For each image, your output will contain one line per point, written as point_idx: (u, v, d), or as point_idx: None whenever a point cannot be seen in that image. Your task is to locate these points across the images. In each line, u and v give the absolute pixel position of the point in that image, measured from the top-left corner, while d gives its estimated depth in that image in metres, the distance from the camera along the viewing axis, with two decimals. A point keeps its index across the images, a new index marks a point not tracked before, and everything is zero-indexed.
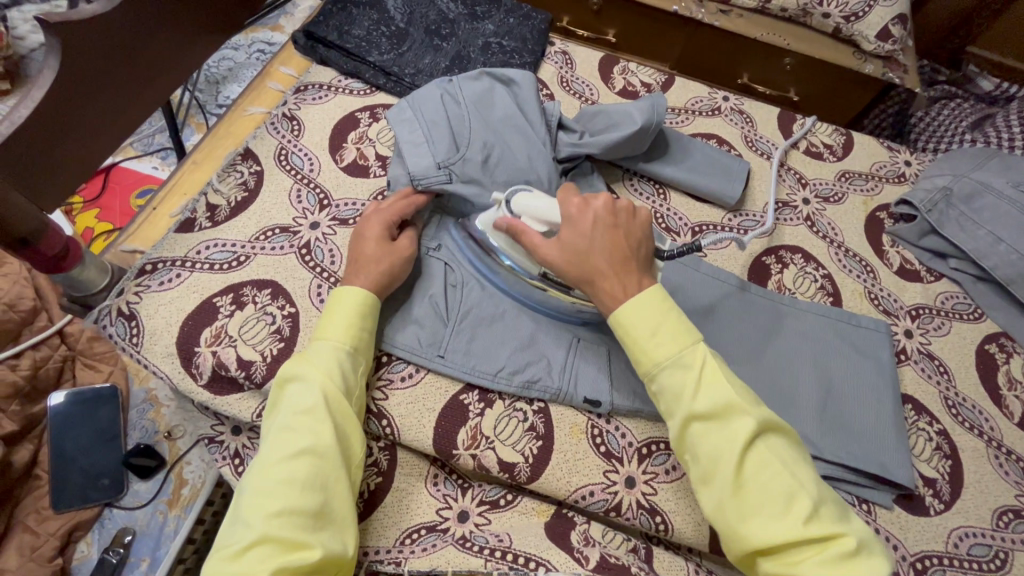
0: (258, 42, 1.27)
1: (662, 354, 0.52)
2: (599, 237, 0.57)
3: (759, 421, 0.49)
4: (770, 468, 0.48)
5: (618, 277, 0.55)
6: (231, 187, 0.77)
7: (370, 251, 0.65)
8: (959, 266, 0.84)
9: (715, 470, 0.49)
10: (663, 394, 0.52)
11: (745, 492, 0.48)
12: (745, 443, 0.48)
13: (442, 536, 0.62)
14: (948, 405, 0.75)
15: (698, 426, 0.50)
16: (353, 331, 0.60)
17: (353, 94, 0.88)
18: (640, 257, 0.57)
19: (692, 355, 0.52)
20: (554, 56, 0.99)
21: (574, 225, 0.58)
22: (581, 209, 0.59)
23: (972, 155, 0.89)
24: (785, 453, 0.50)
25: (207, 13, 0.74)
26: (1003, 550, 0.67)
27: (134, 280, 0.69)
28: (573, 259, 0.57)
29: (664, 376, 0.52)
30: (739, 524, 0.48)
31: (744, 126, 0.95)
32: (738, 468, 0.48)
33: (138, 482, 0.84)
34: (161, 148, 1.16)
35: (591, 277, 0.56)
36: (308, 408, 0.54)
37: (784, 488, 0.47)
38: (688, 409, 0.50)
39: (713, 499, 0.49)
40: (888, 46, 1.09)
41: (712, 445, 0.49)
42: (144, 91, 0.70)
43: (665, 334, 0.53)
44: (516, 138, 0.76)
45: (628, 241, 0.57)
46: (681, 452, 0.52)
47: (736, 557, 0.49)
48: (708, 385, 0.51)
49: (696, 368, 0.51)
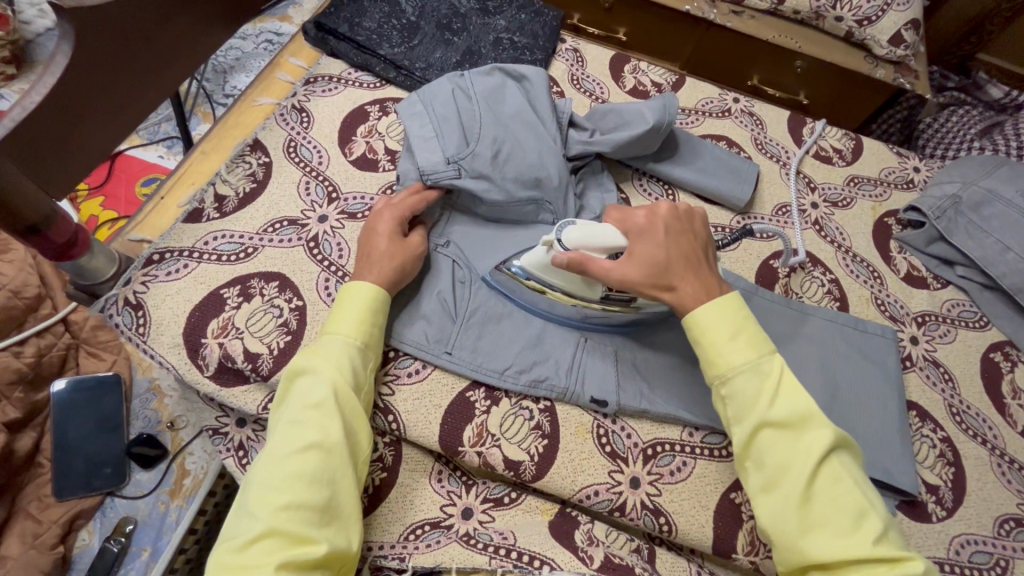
0: (267, 32, 1.26)
1: (739, 361, 0.54)
2: (673, 246, 0.58)
3: (834, 436, 0.51)
4: (841, 485, 0.50)
5: (696, 283, 0.57)
6: (239, 178, 0.77)
7: (380, 246, 0.64)
8: (966, 274, 0.85)
9: (783, 479, 0.51)
10: (734, 399, 0.54)
11: (812, 504, 0.50)
12: (820, 456, 0.50)
13: (446, 533, 0.62)
14: (952, 412, 0.75)
15: (771, 433, 0.52)
16: (364, 326, 0.59)
17: (363, 87, 0.87)
18: (709, 260, 0.60)
19: (769, 365, 0.54)
20: (565, 53, 0.98)
21: (645, 238, 0.59)
22: (648, 219, 0.60)
23: (982, 161, 0.89)
24: (854, 472, 0.52)
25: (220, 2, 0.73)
26: (1004, 558, 0.67)
27: (142, 269, 0.69)
28: (655, 272, 0.57)
29: (737, 381, 0.54)
30: (803, 535, 0.49)
31: (754, 128, 0.95)
32: (811, 480, 0.50)
33: (140, 471, 0.84)
34: (167, 136, 1.15)
35: (673, 283, 0.57)
36: (317, 402, 0.54)
37: (853, 505, 0.49)
38: (763, 415, 0.52)
39: (777, 506, 0.51)
40: (900, 51, 1.09)
41: (784, 453, 0.51)
42: (156, 79, 0.69)
43: (743, 343, 0.55)
44: (526, 134, 0.75)
45: (695, 246, 0.60)
46: (743, 458, 0.54)
47: (787, 568, 0.51)
48: (785, 396, 0.53)
49: (773, 378, 0.53)
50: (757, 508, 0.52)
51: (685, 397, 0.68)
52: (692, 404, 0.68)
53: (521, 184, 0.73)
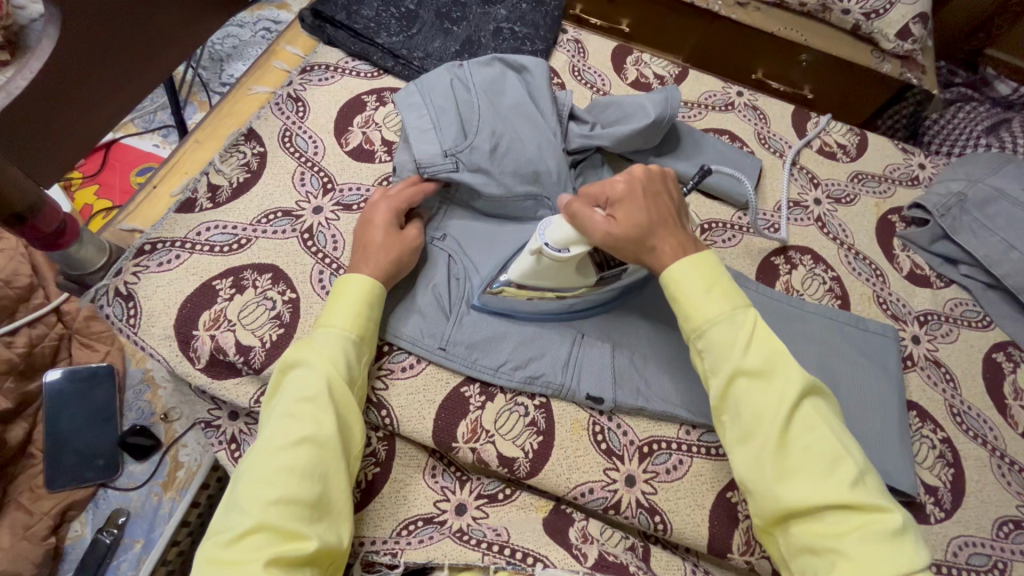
0: (264, 20, 1.24)
1: (713, 311, 0.53)
2: (653, 211, 0.57)
3: (808, 383, 0.51)
4: (818, 435, 0.49)
5: (676, 242, 0.56)
6: (233, 168, 0.75)
7: (376, 239, 0.63)
8: (970, 272, 0.83)
9: (758, 428, 0.50)
10: (710, 350, 0.53)
11: (787, 452, 0.49)
12: (794, 403, 0.49)
13: (439, 528, 0.61)
14: (952, 412, 0.74)
15: (745, 382, 0.51)
16: (359, 320, 0.59)
17: (360, 76, 0.86)
18: (685, 219, 0.59)
19: (743, 315, 0.53)
20: (566, 44, 0.96)
21: (626, 201, 0.56)
22: (627, 185, 0.57)
23: (988, 159, 0.88)
24: (831, 419, 0.51)
25: None
26: (1002, 560, 0.66)
27: (133, 259, 0.68)
28: (637, 239, 0.56)
29: (712, 331, 0.53)
30: (777, 484, 0.48)
31: (757, 122, 0.93)
32: (785, 427, 0.49)
33: (134, 463, 0.84)
34: (163, 125, 1.14)
35: (653, 244, 0.56)
36: (311, 396, 0.53)
37: (829, 452, 0.48)
38: (738, 364, 0.51)
39: (753, 455, 0.50)
40: (907, 45, 1.07)
41: (759, 402, 0.50)
42: (147, 65, 0.68)
43: (717, 294, 0.54)
44: (526, 127, 0.74)
45: (673, 206, 0.59)
46: (720, 410, 0.53)
47: (763, 519, 0.50)
48: (759, 343, 0.52)
49: (747, 326, 0.52)
50: (734, 459, 0.51)
51: (682, 395, 0.67)
52: (690, 402, 0.67)
53: (519, 177, 0.72)
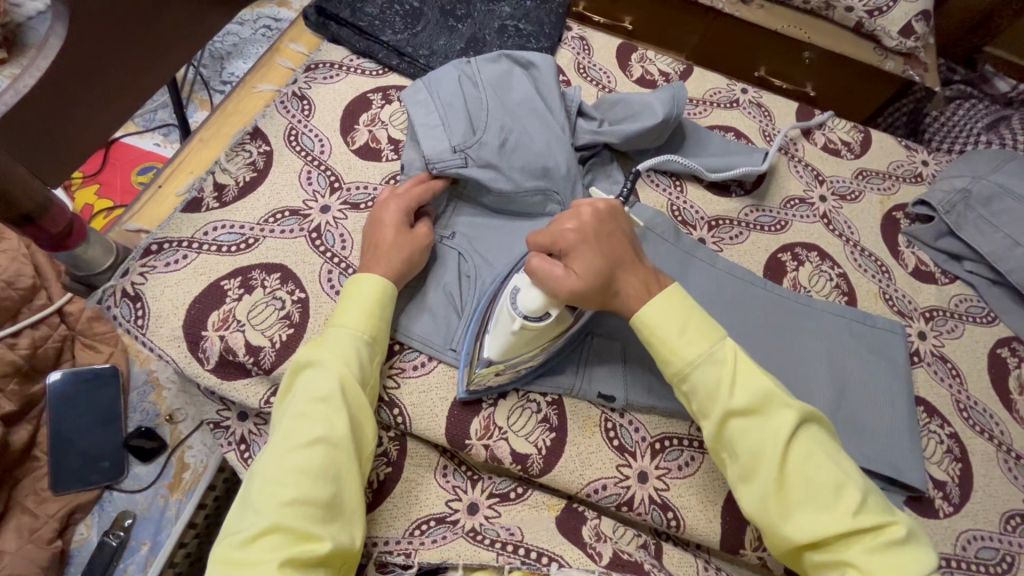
0: (264, 18, 1.23)
1: (693, 352, 0.53)
2: (610, 254, 0.56)
3: (797, 414, 0.51)
4: (812, 462, 0.50)
5: (638, 279, 0.56)
6: (239, 167, 0.75)
7: (387, 237, 0.63)
8: (974, 269, 0.84)
9: (756, 468, 0.50)
10: (697, 393, 0.53)
11: (788, 487, 0.49)
12: (788, 437, 0.50)
13: (452, 528, 0.61)
14: (959, 407, 0.75)
15: (737, 423, 0.51)
16: (371, 319, 0.58)
17: (365, 74, 0.85)
18: (639, 251, 0.59)
19: (722, 352, 0.53)
20: (571, 42, 0.96)
21: (578, 250, 0.55)
22: (579, 233, 0.56)
23: (992, 155, 0.88)
24: (824, 442, 0.52)
25: None
26: (1010, 554, 0.67)
27: (140, 260, 0.67)
28: (599, 284, 0.55)
29: (697, 374, 0.53)
30: (783, 519, 0.49)
31: (762, 119, 0.93)
32: (781, 464, 0.49)
33: (139, 465, 0.83)
34: (163, 124, 1.13)
35: (613, 287, 0.55)
36: (324, 396, 0.52)
37: (831, 478, 0.49)
38: (726, 406, 0.51)
39: (756, 495, 0.50)
40: (910, 43, 1.08)
41: (751, 443, 0.50)
42: (154, 63, 0.68)
43: (693, 334, 0.54)
44: (534, 123, 0.74)
45: (627, 240, 0.58)
46: (716, 450, 0.53)
47: (778, 550, 0.51)
48: (743, 380, 0.52)
49: (728, 366, 0.52)
50: (740, 499, 0.51)
51: None
52: None
53: (528, 173, 0.72)
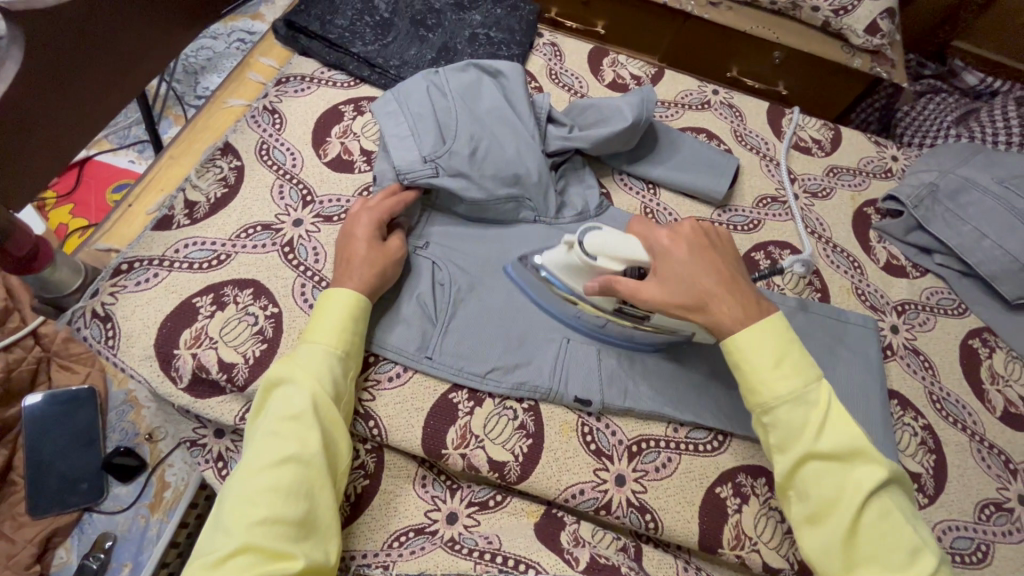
0: (238, 32, 1.22)
1: (784, 389, 0.53)
2: (700, 265, 0.56)
3: (885, 471, 0.51)
4: (890, 520, 0.50)
5: (734, 302, 0.55)
6: (210, 183, 0.75)
7: (358, 250, 0.63)
8: (945, 261, 0.85)
9: (828, 512, 0.50)
10: (777, 428, 0.53)
11: (858, 538, 0.50)
12: (870, 492, 0.50)
13: (431, 539, 0.61)
14: (932, 399, 0.76)
15: (818, 465, 0.51)
16: (343, 335, 0.58)
17: (336, 86, 0.85)
18: (743, 276, 0.58)
19: (817, 393, 0.53)
20: (543, 48, 0.97)
21: (669, 257, 0.57)
22: (673, 238, 0.58)
23: (958, 150, 0.90)
24: (903, 505, 0.51)
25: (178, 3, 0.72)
26: (984, 543, 0.68)
27: (110, 280, 0.67)
28: (682, 288, 0.56)
29: (782, 412, 0.53)
30: (846, 568, 0.50)
31: (733, 120, 0.94)
32: (857, 515, 0.50)
33: (119, 485, 0.82)
34: (137, 140, 1.12)
35: (705, 303, 0.55)
36: (295, 414, 0.52)
37: (906, 542, 0.49)
38: (810, 447, 0.51)
39: (823, 539, 0.51)
40: (876, 40, 1.10)
41: (829, 486, 0.51)
42: (115, 84, 0.68)
43: (788, 371, 0.53)
44: (504, 130, 0.74)
45: (727, 262, 0.58)
46: (786, 485, 0.53)
47: None
48: (832, 427, 0.52)
49: (821, 408, 0.52)
50: (802, 537, 0.52)
51: (669, 393, 0.68)
52: (674, 400, 0.68)
53: (500, 181, 0.72)
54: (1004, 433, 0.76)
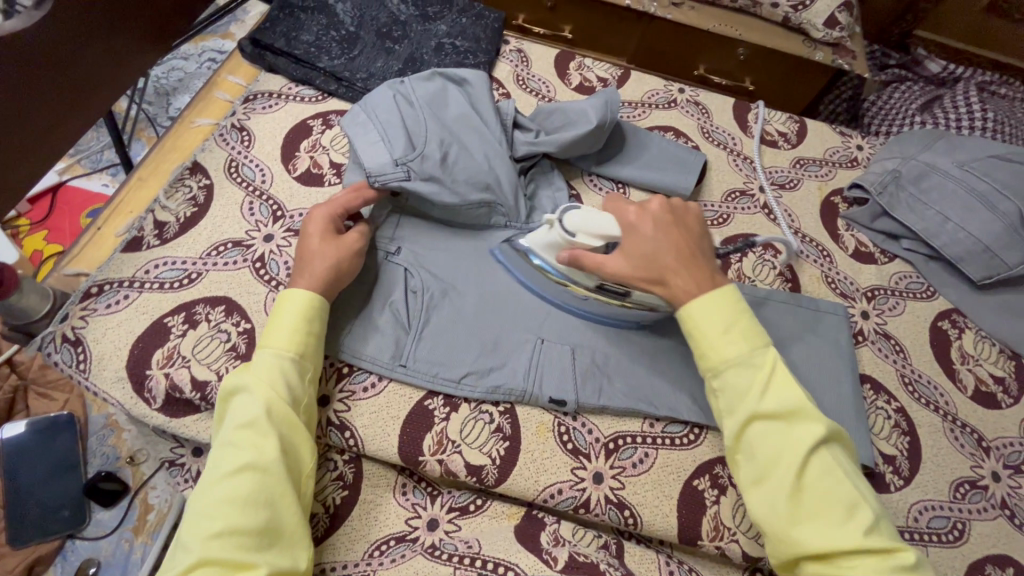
0: (209, 52, 1.23)
1: (731, 352, 0.54)
2: (661, 240, 0.58)
3: (825, 429, 0.51)
4: (832, 476, 0.50)
5: (688, 275, 0.57)
6: (179, 203, 0.75)
7: (315, 248, 0.63)
8: (912, 246, 0.86)
9: (773, 470, 0.51)
10: (726, 391, 0.54)
11: (802, 496, 0.50)
12: (811, 449, 0.50)
13: (412, 546, 0.61)
14: (904, 381, 0.77)
15: (763, 425, 0.52)
16: (295, 337, 0.58)
17: (304, 101, 0.86)
18: (704, 251, 0.59)
19: (762, 357, 0.54)
20: (509, 55, 0.98)
21: (636, 232, 0.59)
22: (639, 215, 0.60)
23: (919, 137, 0.92)
24: (845, 463, 0.52)
25: (129, 25, 0.72)
26: (961, 521, 0.69)
27: (80, 303, 0.66)
28: (644, 264, 0.58)
29: (730, 373, 0.54)
30: (792, 527, 0.49)
31: (700, 117, 0.96)
32: (801, 473, 0.50)
33: (101, 510, 0.82)
34: (111, 164, 1.13)
35: (662, 276, 0.57)
36: (248, 422, 0.52)
37: (846, 497, 0.49)
38: (754, 407, 0.52)
39: (768, 499, 0.50)
40: (835, 33, 1.12)
41: (774, 445, 0.51)
42: (71, 108, 0.68)
43: (736, 335, 0.54)
44: (472, 137, 0.75)
45: (689, 237, 0.60)
46: (735, 450, 0.54)
47: (779, 559, 0.51)
48: (777, 388, 0.52)
49: (766, 370, 0.53)
50: (749, 500, 0.52)
51: (645, 389, 0.69)
52: (649, 395, 0.68)
53: (471, 186, 0.73)
54: (976, 412, 0.77)
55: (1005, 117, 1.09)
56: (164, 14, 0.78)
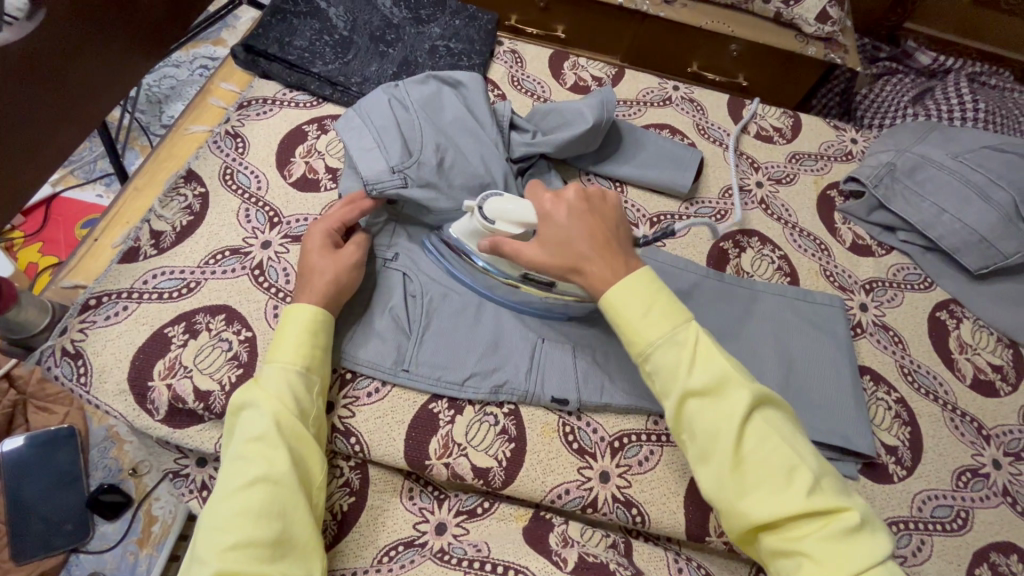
0: (201, 58, 1.23)
1: (655, 334, 0.53)
2: (577, 227, 0.57)
3: (752, 394, 0.50)
4: (767, 442, 0.49)
5: (603, 260, 0.56)
6: (175, 212, 0.74)
7: (315, 263, 0.63)
8: (908, 238, 0.87)
9: (713, 447, 0.50)
10: (658, 374, 0.53)
11: (743, 467, 0.49)
12: (742, 417, 0.49)
13: (421, 551, 0.61)
14: (904, 372, 0.77)
15: (696, 403, 0.51)
16: (302, 350, 0.58)
17: (298, 107, 0.86)
18: (620, 237, 0.58)
19: (685, 334, 0.53)
20: (503, 56, 0.98)
21: (550, 220, 0.58)
22: (555, 204, 0.59)
23: (913, 129, 0.92)
24: (779, 426, 0.51)
25: (120, 35, 0.72)
26: (964, 509, 0.69)
27: (78, 316, 0.66)
28: (558, 252, 0.57)
29: (658, 355, 0.52)
30: (739, 500, 0.49)
31: (695, 114, 0.96)
32: (737, 444, 0.49)
33: (105, 524, 0.82)
34: (104, 174, 1.12)
35: (577, 264, 0.56)
36: (258, 436, 0.52)
37: (784, 461, 0.48)
38: (685, 386, 0.51)
39: (713, 474, 0.50)
40: (827, 28, 1.13)
41: (709, 420, 0.50)
42: (63, 121, 0.67)
43: (657, 314, 0.53)
44: (467, 140, 0.75)
45: (608, 224, 0.59)
46: (678, 431, 0.53)
47: (735, 533, 0.50)
48: (703, 362, 0.51)
49: (689, 347, 0.52)
50: (698, 479, 0.51)
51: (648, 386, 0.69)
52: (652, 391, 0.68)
53: (467, 190, 0.73)
54: (975, 401, 0.78)
55: (995, 108, 1.10)
56: (155, 23, 0.77)
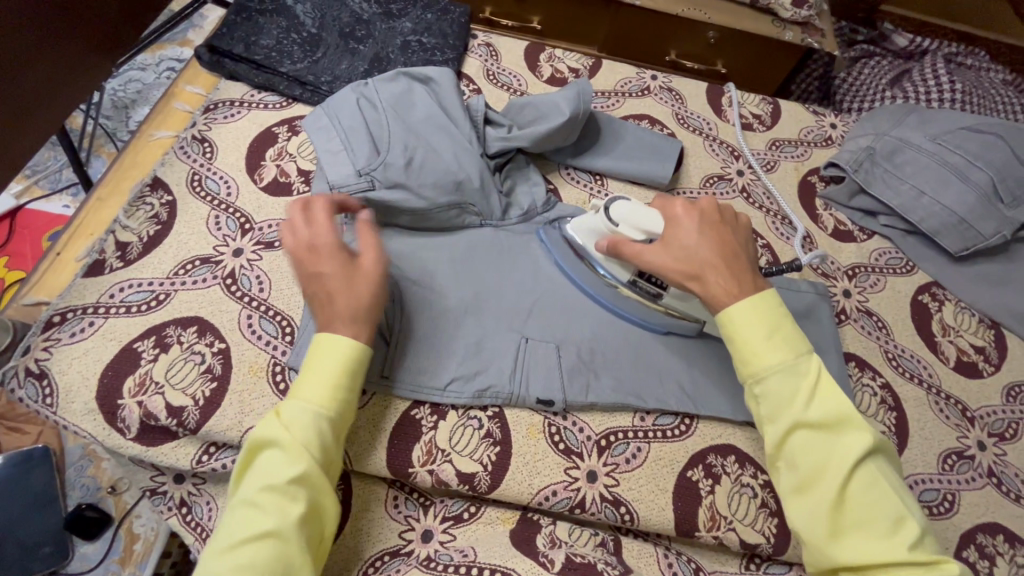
0: (167, 60, 1.19)
1: (774, 360, 0.53)
2: (706, 239, 0.59)
3: (870, 439, 0.51)
4: (875, 487, 0.50)
5: (728, 273, 0.57)
6: (141, 222, 0.72)
7: (335, 280, 0.56)
8: (889, 221, 0.87)
9: (818, 480, 0.50)
10: (768, 398, 0.53)
11: (844, 507, 0.50)
12: (856, 459, 0.50)
13: (407, 560, 0.60)
14: (888, 357, 0.77)
15: (806, 433, 0.51)
16: (333, 390, 0.54)
17: (268, 108, 0.83)
18: (748, 257, 0.60)
19: (806, 365, 0.53)
20: (477, 49, 0.96)
21: (680, 229, 0.60)
22: (687, 214, 0.61)
23: (891, 112, 0.92)
24: (888, 474, 0.51)
25: (71, 38, 0.69)
26: (950, 491, 0.70)
27: (42, 334, 0.63)
28: (683, 258, 0.58)
29: (770, 381, 0.53)
30: (834, 539, 0.49)
31: (674, 104, 0.95)
32: (843, 484, 0.50)
33: (83, 544, 0.80)
34: (70, 183, 1.08)
35: (700, 271, 0.57)
36: (272, 485, 0.49)
37: (892, 508, 0.49)
38: (798, 416, 0.51)
39: (809, 509, 0.50)
40: (804, 12, 1.15)
41: (817, 454, 0.51)
42: (14, 130, 0.65)
43: (779, 342, 0.54)
44: (439, 138, 0.73)
45: (735, 241, 0.60)
46: (775, 457, 0.53)
47: (815, 568, 0.51)
48: (821, 398, 0.52)
49: (810, 379, 0.52)
50: (790, 508, 0.52)
51: (633, 381, 0.68)
52: (638, 387, 0.68)
53: (440, 190, 0.71)
54: (958, 382, 0.78)
55: (971, 88, 1.11)
56: (111, 25, 0.74)
